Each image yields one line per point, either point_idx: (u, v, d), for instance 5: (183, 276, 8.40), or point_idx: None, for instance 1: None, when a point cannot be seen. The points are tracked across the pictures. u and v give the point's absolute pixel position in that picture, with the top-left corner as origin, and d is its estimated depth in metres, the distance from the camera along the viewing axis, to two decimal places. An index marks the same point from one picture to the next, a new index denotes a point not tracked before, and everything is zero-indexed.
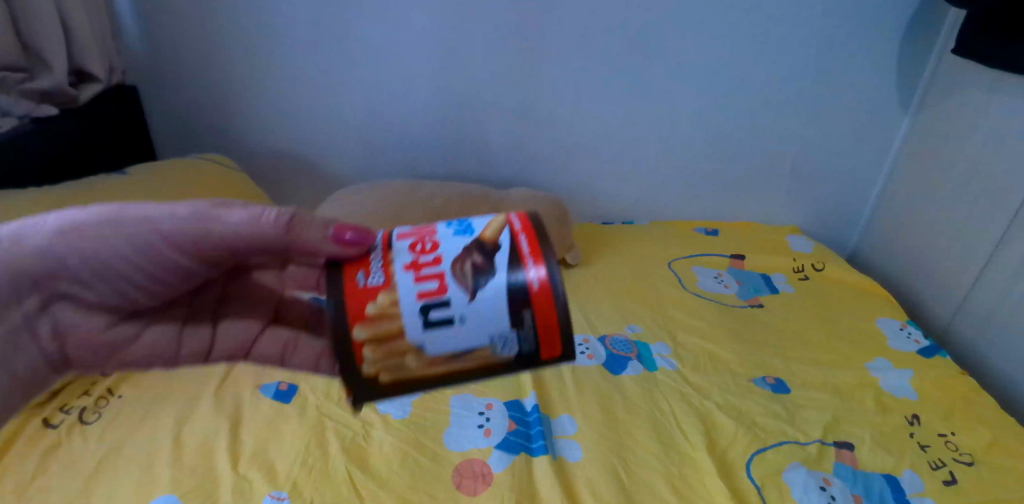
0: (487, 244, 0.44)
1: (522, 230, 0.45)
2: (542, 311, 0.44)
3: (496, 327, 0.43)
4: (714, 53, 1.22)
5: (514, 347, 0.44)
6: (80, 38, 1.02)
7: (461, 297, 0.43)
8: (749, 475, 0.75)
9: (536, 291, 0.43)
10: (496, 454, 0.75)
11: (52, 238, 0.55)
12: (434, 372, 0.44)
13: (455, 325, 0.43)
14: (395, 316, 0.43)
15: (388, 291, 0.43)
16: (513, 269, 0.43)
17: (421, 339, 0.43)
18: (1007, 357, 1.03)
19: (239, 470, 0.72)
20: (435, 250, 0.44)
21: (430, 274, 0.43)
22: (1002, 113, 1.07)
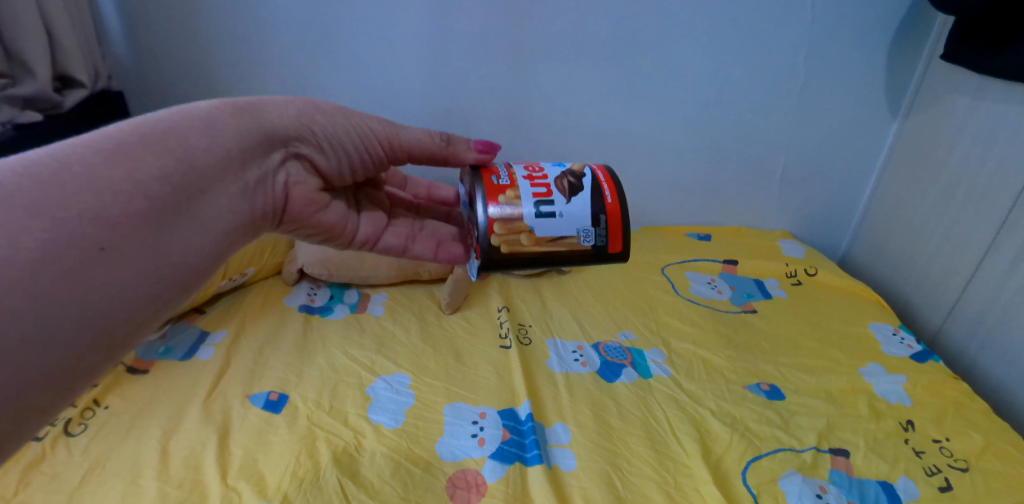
0: (577, 171, 0.63)
1: (599, 168, 0.64)
2: (612, 219, 0.61)
3: (583, 224, 0.61)
4: (703, 59, 1.22)
5: (592, 242, 0.61)
6: (63, 43, 1.00)
7: (561, 200, 0.60)
8: (745, 484, 0.75)
9: (610, 205, 0.61)
10: (489, 464, 0.74)
11: (298, 107, 0.58)
12: (540, 247, 0.60)
13: (557, 218, 0.60)
14: (519, 205, 0.60)
15: (513, 188, 0.60)
16: (594, 191, 0.62)
17: (535, 222, 0.60)
18: (997, 360, 1.03)
19: (227, 482, 0.71)
20: (543, 170, 0.63)
21: (541, 183, 0.61)
22: (989, 119, 1.08)
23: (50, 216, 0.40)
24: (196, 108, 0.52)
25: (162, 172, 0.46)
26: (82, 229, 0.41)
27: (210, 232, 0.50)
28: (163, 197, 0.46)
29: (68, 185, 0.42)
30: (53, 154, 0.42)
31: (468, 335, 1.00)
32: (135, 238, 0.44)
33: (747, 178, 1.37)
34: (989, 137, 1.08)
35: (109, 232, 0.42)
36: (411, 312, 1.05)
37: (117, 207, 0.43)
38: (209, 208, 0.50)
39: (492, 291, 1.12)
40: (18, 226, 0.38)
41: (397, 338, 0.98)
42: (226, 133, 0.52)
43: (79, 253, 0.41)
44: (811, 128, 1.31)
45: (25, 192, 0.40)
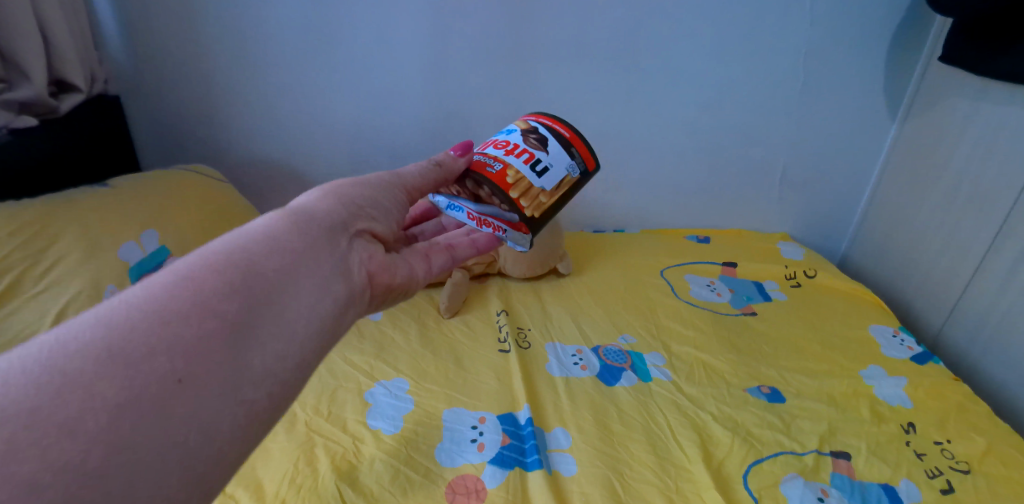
0: (526, 127, 0.65)
1: (535, 114, 0.66)
2: (577, 143, 0.65)
3: (565, 161, 0.63)
4: (702, 63, 1.22)
5: (578, 170, 0.65)
6: (59, 47, 1.00)
7: (542, 155, 0.62)
8: (747, 488, 0.74)
9: (568, 135, 0.64)
10: (489, 469, 0.74)
11: (326, 194, 0.58)
12: (556, 197, 0.63)
13: (551, 169, 0.62)
14: (525, 175, 0.61)
15: (511, 168, 0.61)
16: (556, 135, 0.64)
17: (541, 177, 0.62)
18: (998, 363, 1.03)
19: (225, 490, 0.70)
20: (507, 141, 0.64)
21: (520, 150, 0.63)
22: (988, 121, 1.08)
23: (120, 358, 0.37)
24: (254, 224, 0.51)
25: (229, 287, 0.44)
26: (154, 363, 0.38)
27: (293, 335, 0.46)
28: (234, 309, 0.43)
29: (136, 324, 0.39)
30: (121, 300, 0.41)
31: (469, 339, 0.99)
32: (213, 361, 0.40)
33: (747, 181, 1.37)
34: (988, 140, 1.08)
35: (184, 358, 0.39)
36: (410, 317, 1.05)
37: (186, 331, 0.40)
38: (287, 311, 0.46)
39: (492, 295, 1.12)
40: (88, 378, 0.36)
41: (397, 343, 0.97)
42: (286, 233, 0.50)
43: (154, 389, 0.37)
44: (810, 130, 1.31)
45: (93, 343, 0.37)
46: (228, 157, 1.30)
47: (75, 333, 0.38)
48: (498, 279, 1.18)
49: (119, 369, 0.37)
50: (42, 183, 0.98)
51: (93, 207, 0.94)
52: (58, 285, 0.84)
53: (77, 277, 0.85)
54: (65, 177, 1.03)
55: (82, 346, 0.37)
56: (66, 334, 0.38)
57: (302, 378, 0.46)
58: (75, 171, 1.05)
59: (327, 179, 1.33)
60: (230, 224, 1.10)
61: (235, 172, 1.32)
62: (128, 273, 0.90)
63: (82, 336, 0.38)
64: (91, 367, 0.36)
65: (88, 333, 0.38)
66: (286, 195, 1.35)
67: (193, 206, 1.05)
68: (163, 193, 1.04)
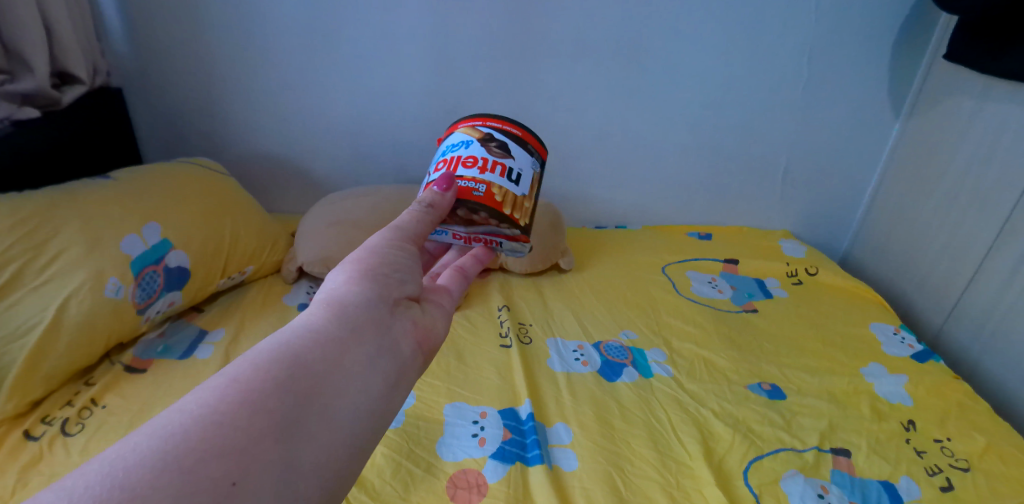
0: (483, 137, 0.65)
1: (482, 120, 0.66)
2: (530, 139, 0.67)
3: (529, 162, 0.66)
4: (706, 59, 1.22)
5: (538, 165, 0.68)
6: (61, 39, 1.00)
7: (513, 163, 0.65)
8: (747, 483, 0.74)
9: (521, 134, 0.66)
10: (490, 464, 0.74)
11: (348, 270, 0.55)
12: (533, 196, 0.67)
13: (524, 173, 0.66)
14: (510, 188, 0.64)
15: (495, 185, 0.63)
16: (514, 139, 0.66)
17: (517, 184, 0.65)
18: (1000, 361, 1.03)
19: None
20: (474, 157, 0.64)
21: (492, 163, 0.64)
22: (992, 119, 1.08)
23: (174, 467, 0.39)
24: (293, 316, 0.51)
25: (274, 385, 0.45)
26: (207, 469, 0.39)
27: (343, 423, 0.46)
28: (282, 410, 0.44)
29: (190, 433, 0.40)
30: (172, 408, 0.42)
31: (470, 334, 0.99)
32: (263, 462, 0.41)
33: (750, 178, 1.37)
34: (992, 138, 1.08)
35: (237, 463, 0.40)
36: None
37: (236, 436, 0.41)
38: (335, 400, 0.47)
39: (493, 291, 1.12)
40: (143, 487, 0.37)
41: None
42: (327, 322, 0.50)
43: (211, 495, 0.38)
44: (813, 128, 1.30)
45: (148, 454, 0.39)
46: (230, 150, 1.30)
47: (131, 446, 0.39)
48: (500, 275, 1.18)
49: (174, 480, 0.38)
50: (48, 174, 0.99)
51: (95, 200, 0.93)
52: (59, 278, 0.84)
53: (79, 269, 0.85)
54: (70, 169, 1.03)
55: (139, 460, 0.38)
56: (122, 446, 0.39)
57: (354, 463, 0.47)
58: (78, 163, 1.05)
59: (328, 173, 1.33)
60: (232, 218, 1.10)
61: (236, 165, 1.32)
62: (131, 265, 0.90)
63: (138, 446, 0.39)
64: (147, 478, 0.38)
65: (142, 444, 0.39)
66: (288, 188, 1.35)
67: (195, 203, 1.05)
68: (165, 188, 1.03)
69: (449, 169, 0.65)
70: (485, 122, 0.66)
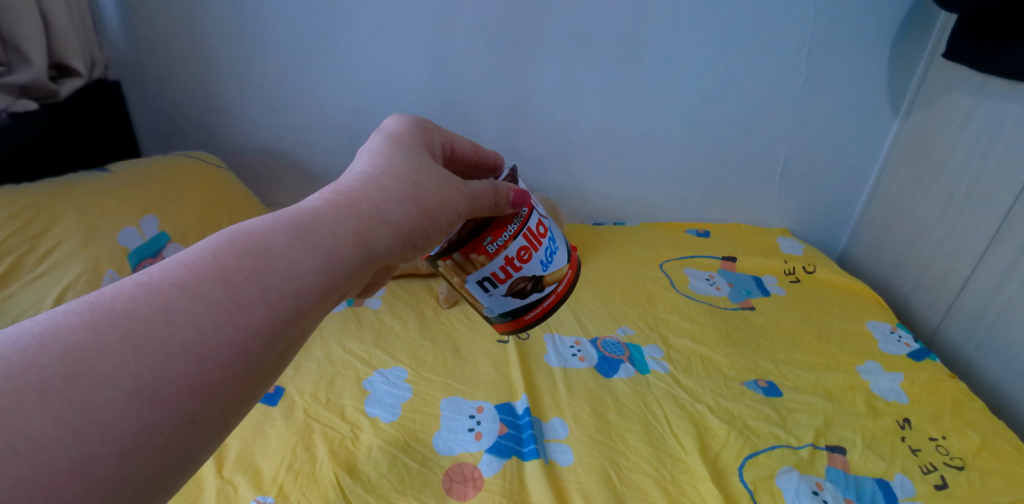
0: (539, 284, 0.56)
1: (557, 293, 0.58)
2: (517, 322, 0.57)
3: (493, 308, 0.56)
4: (705, 55, 1.22)
5: (490, 314, 0.57)
6: (58, 32, 0.99)
7: (501, 289, 0.55)
8: (742, 479, 0.75)
9: (526, 318, 0.57)
10: (486, 458, 0.74)
11: (396, 206, 0.48)
12: (462, 290, 0.56)
13: (485, 292, 0.55)
14: (477, 265, 0.53)
15: (485, 257, 0.53)
16: (531, 303, 0.56)
17: (473, 282, 0.54)
18: (996, 359, 1.03)
19: (224, 474, 0.70)
20: (521, 263, 0.55)
21: (504, 272, 0.54)
22: (990, 117, 1.08)
23: (141, 394, 0.33)
24: (321, 228, 0.44)
25: (268, 326, 0.39)
26: (171, 401, 0.33)
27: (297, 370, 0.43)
28: (262, 356, 0.38)
29: (172, 355, 0.34)
30: (154, 309, 0.35)
31: (467, 329, 0.99)
32: (226, 405, 0.36)
33: (747, 175, 1.37)
34: (989, 136, 1.08)
35: (206, 398, 0.35)
36: (409, 306, 1.05)
37: (214, 371, 0.35)
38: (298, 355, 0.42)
39: None
40: (103, 409, 0.32)
41: (395, 331, 0.98)
42: (348, 265, 0.44)
43: (167, 432, 0.33)
44: (810, 125, 1.30)
45: (118, 368, 0.33)
46: (227, 144, 1.30)
47: (94, 340, 0.33)
48: None
49: (137, 408, 0.32)
50: (42, 166, 0.98)
51: (94, 193, 0.93)
52: (56, 270, 0.83)
53: (75, 261, 0.85)
54: (64, 161, 1.03)
55: (98, 363, 0.32)
56: (86, 334, 0.33)
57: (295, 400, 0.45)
58: (73, 156, 1.05)
59: (326, 166, 1.33)
60: (230, 211, 1.10)
61: (234, 158, 1.32)
62: (127, 258, 0.90)
63: (109, 353, 0.33)
64: (108, 399, 0.32)
65: (116, 352, 0.33)
66: (286, 182, 1.35)
67: (194, 198, 1.05)
68: (162, 181, 1.03)
69: (532, 227, 0.56)
70: (557, 292, 0.58)
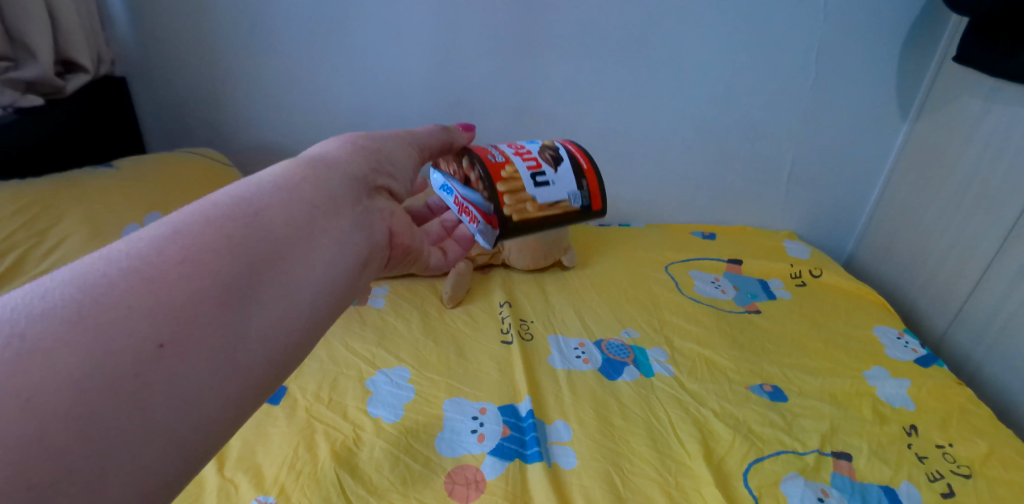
0: (552, 145, 0.63)
1: (568, 142, 0.65)
2: (590, 177, 0.62)
3: (571, 189, 0.61)
4: (713, 56, 1.21)
5: (579, 201, 0.61)
6: (66, 28, 0.99)
7: (550, 169, 0.61)
8: (746, 485, 0.74)
9: (586, 167, 0.62)
10: (489, 460, 0.74)
11: (340, 151, 0.53)
12: (543, 213, 0.60)
13: (551, 184, 0.60)
14: (518, 173, 0.59)
15: (509, 163, 0.59)
16: (570, 159, 0.62)
17: (534, 187, 0.59)
18: (1003, 366, 1.02)
19: (224, 473, 0.70)
20: (525, 147, 0.62)
21: (529, 157, 0.61)
22: (1001, 121, 1.07)
23: (107, 321, 0.33)
24: (269, 174, 0.47)
25: (229, 243, 0.40)
26: (133, 325, 0.34)
27: (295, 294, 0.43)
28: (231, 275, 0.39)
29: (135, 280, 0.35)
30: (115, 251, 0.37)
31: (471, 330, 0.99)
32: (201, 324, 0.36)
33: (754, 178, 1.36)
34: (1000, 140, 1.07)
35: (170, 322, 0.35)
36: (413, 306, 1.04)
37: (180, 292, 0.36)
38: (288, 272, 0.42)
39: (495, 287, 1.12)
40: (57, 347, 0.32)
41: (398, 331, 0.97)
42: (309, 194, 0.47)
43: (133, 356, 0.33)
44: (819, 129, 1.30)
45: (77, 303, 0.33)
46: (233, 142, 1.30)
47: (48, 292, 0.34)
48: (501, 271, 1.18)
49: (100, 334, 0.33)
50: (44, 163, 0.98)
51: (99, 188, 0.93)
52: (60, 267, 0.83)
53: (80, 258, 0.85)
54: (67, 158, 1.02)
55: (53, 304, 0.33)
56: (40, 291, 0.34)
57: (305, 337, 0.43)
58: (77, 152, 1.04)
59: None
60: None
61: (240, 156, 1.32)
62: None
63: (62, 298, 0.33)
64: (72, 333, 0.32)
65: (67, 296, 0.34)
66: None
67: (197, 194, 1.04)
68: (166, 178, 1.03)
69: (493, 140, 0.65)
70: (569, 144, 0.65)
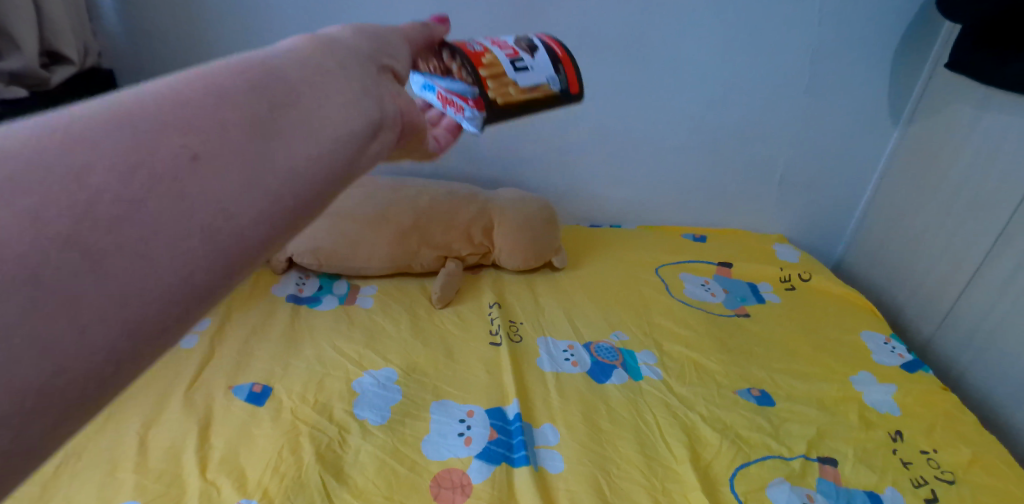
0: (524, 36, 0.64)
1: (538, 33, 0.65)
2: (564, 63, 0.63)
3: (549, 73, 0.62)
4: (707, 58, 1.21)
5: (557, 84, 0.62)
6: (53, 20, 0.97)
7: (527, 57, 0.61)
8: (732, 490, 0.74)
9: (559, 53, 0.63)
10: (475, 463, 0.73)
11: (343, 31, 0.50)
12: (525, 97, 0.60)
13: (530, 71, 0.61)
14: (497, 60, 0.59)
15: (488, 53, 0.60)
16: (546, 49, 0.63)
17: (514, 73, 0.60)
18: (988, 373, 1.03)
19: (207, 476, 0.69)
20: (499, 39, 0.62)
21: (506, 46, 0.61)
22: (993, 129, 1.07)
23: (102, 149, 0.32)
24: (280, 40, 0.45)
25: (246, 86, 0.39)
26: (161, 140, 0.34)
27: (317, 137, 0.41)
28: (248, 108, 0.38)
29: (156, 109, 0.35)
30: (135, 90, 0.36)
31: (459, 331, 0.98)
32: (225, 146, 0.36)
33: (746, 181, 1.36)
34: (992, 148, 1.07)
35: (199, 138, 0.35)
36: (402, 306, 1.04)
37: (175, 134, 0.34)
38: (308, 117, 0.41)
39: (485, 287, 1.12)
40: (86, 154, 0.31)
41: (387, 332, 0.96)
42: (320, 60, 0.44)
43: (167, 164, 0.33)
44: (811, 133, 1.30)
45: (102, 122, 0.33)
46: None
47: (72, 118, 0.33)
48: (491, 271, 1.18)
49: (94, 160, 0.31)
50: None
51: None
52: None
53: None
54: None
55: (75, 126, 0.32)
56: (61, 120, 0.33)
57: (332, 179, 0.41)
58: None
59: None
60: None
61: None
62: None
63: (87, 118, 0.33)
64: (64, 155, 0.31)
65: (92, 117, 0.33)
66: None
67: None
68: None
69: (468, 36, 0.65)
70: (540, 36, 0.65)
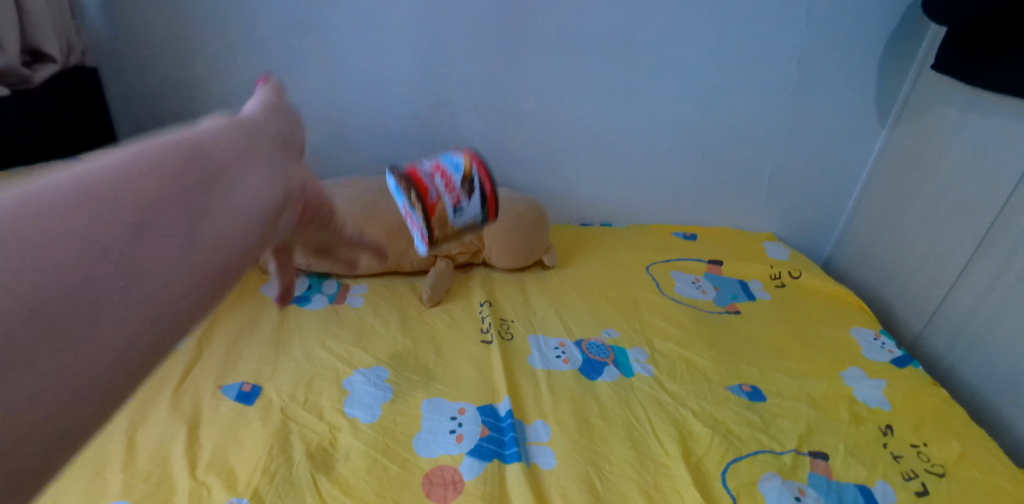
0: (467, 176, 0.65)
1: (476, 162, 0.66)
2: (489, 202, 0.67)
3: (477, 213, 0.67)
4: (697, 59, 1.21)
5: (480, 215, 0.67)
6: (36, 17, 0.96)
7: (466, 206, 0.65)
8: (725, 485, 0.74)
9: (489, 192, 0.67)
10: (467, 460, 0.73)
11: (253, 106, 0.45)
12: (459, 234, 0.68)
13: (464, 216, 0.66)
14: (444, 208, 0.65)
15: (438, 204, 0.65)
16: (481, 192, 0.66)
17: (453, 219, 0.66)
18: (975, 368, 1.04)
19: (196, 476, 0.68)
20: (447, 180, 0.65)
21: (450, 191, 0.65)
22: (978, 128, 1.08)
23: (72, 203, 0.28)
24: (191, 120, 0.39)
25: (173, 161, 0.33)
26: (63, 223, 0.27)
27: (244, 217, 0.35)
28: (174, 180, 0.32)
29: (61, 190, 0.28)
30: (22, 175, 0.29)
31: (450, 330, 0.98)
32: (147, 221, 0.30)
33: (736, 180, 1.37)
34: (978, 146, 1.08)
35: (115, 212, 0.29)
36: (392, 305, 1.03)
37: (97, 209, 0.28)
38: (237, 192, 0.36)
39: (475, 286, 1.11)
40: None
41: (377, 331, 0.96)
42: (240, 137, 0.39)
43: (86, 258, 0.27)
44: (800, 132, 1.31)
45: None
46: None
47: None
48: (482, 270, 1.17)
49: (58, 223, 0.27)
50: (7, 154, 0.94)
51: None
52: None
53: None
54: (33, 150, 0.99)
55: None
56: None
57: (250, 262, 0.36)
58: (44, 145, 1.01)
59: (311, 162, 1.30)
60: None
61: None
62: None
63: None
64: None
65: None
66: None
67: None
68: None
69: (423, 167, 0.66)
70: (480, 166, 0.66)
